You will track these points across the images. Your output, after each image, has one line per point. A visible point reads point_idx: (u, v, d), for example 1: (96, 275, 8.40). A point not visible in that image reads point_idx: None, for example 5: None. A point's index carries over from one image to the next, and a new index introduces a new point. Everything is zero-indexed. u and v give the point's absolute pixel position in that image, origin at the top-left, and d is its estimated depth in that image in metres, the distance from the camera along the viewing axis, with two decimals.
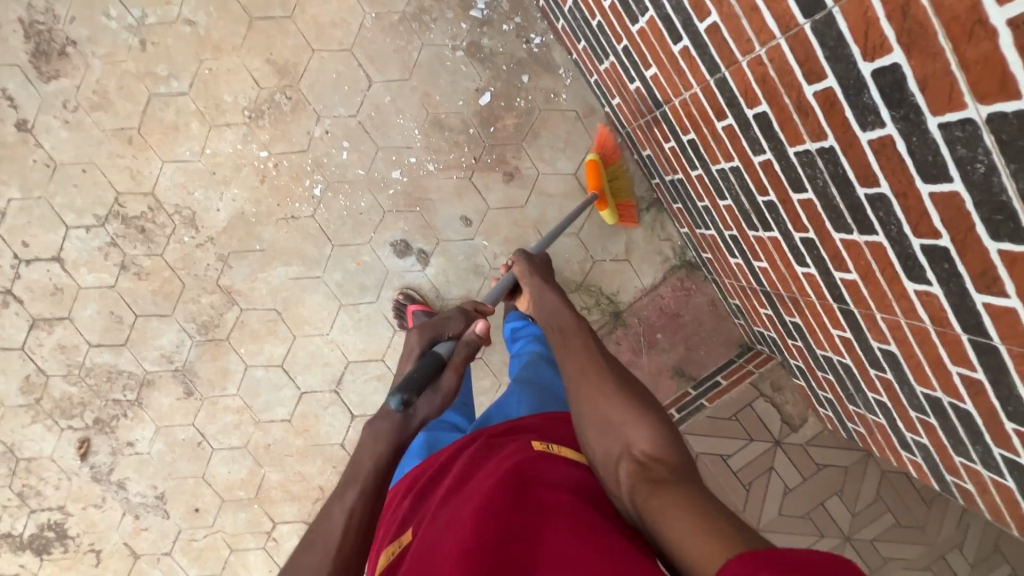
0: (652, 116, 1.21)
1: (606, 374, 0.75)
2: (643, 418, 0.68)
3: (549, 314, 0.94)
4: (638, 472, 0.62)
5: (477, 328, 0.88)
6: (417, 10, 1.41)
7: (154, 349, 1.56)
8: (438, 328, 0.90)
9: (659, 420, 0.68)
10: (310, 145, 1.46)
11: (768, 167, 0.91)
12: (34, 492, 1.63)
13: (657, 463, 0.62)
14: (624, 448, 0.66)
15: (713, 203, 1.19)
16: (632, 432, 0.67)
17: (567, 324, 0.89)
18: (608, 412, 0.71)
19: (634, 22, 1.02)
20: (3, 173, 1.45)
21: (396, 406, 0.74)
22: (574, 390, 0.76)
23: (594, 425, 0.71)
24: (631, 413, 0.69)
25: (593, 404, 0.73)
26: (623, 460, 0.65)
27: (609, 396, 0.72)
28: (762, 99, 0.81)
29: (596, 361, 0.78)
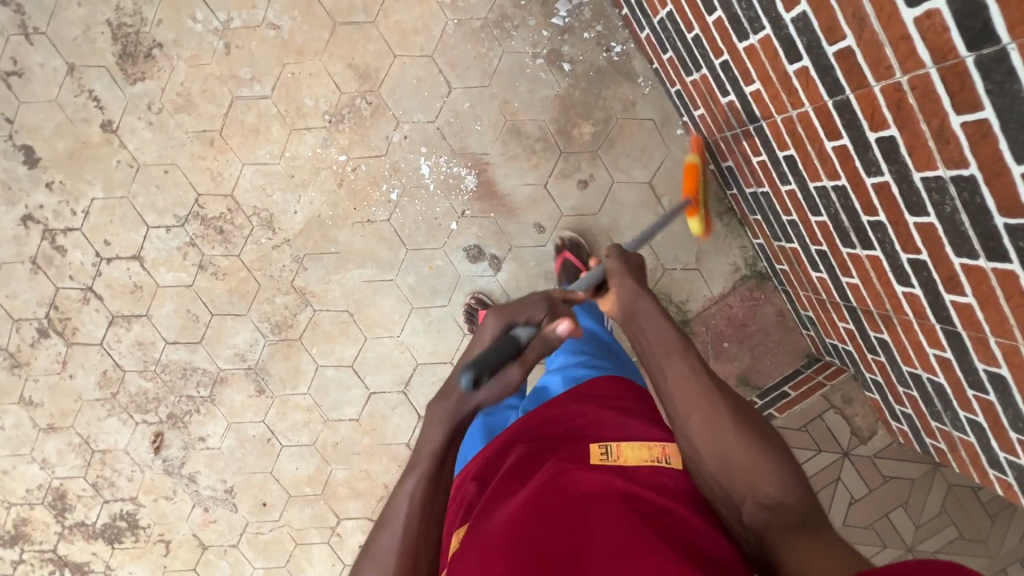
0: (743, 130, 1.21)
1: (721, 403, 0.73)
2: (765, 459, 0.67)
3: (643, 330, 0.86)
4: (764, 519, 0.62)
5: (561, 327, 0.73)
6: (500, 16, 1.42)
7: (227, 348, 1.58)
8: (518, 310, 0.77)
9: (781, 460, 0.68)
10: (388, 150, 1.47)
11: (883, 189, 0.92)
12: (107, 483, 1.67)
13: (782, 505, 0.63)
14: (747, 488, 0.66)
15: (803, 218, 1.20)
16: (746, 457, 0.68)
17: (668, 341, 0.83)
18: (722, 443, 0.70)
19: (743, 38, 1.02)
20: (87, 173, 1.48)
21: (465, 385, 0.71)
22: (687, 425, 0.74)
23: (712, 469, 0.70)
24: (751, 452, 0.68)
25: (710, 442, 0.71)
26: (745, 498, 0.65)
27: (725, 431, 0.71)
28: (893, 123, 0.82)
29: (708, 389, 0.75)
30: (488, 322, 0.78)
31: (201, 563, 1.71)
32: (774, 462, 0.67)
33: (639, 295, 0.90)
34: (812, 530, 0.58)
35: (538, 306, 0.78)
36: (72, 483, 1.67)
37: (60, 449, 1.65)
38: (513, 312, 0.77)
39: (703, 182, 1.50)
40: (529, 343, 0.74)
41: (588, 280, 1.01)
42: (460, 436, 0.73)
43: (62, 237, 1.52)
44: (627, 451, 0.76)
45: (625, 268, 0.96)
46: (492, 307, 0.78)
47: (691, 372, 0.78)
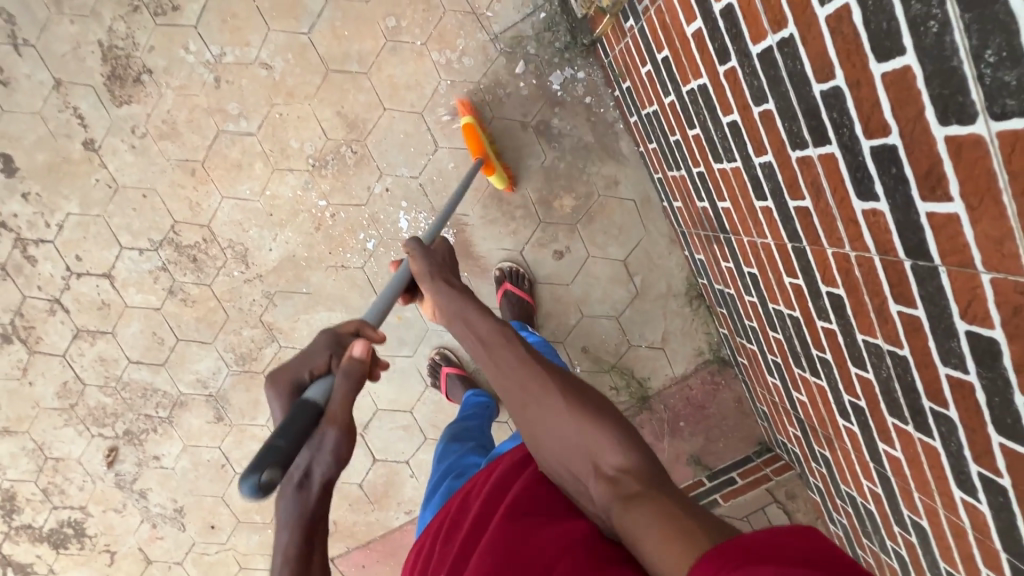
0: (715, 235, 1.23)
1: (545, 379, 0.76)
2: (602, 429, 0.69)
3: (466, 326, 0.88)
4: (610, 493, 0.64)
5: (354, 352, 0.78)
6: (492, 82, 1.42)
7: (190, 373, 1.59)
8: (299, 367, 0.79)
9: (611, 424, 0.70)
10: (369, 201, 1.48)
11: (830, 335, 0.94)
12: (57, 490, 1.68)
13: (626, 475, 0.64)
14: (591, 465, 0.67)
15: (763, 329, 1.22)
16: (582, 434, 0.69)
17: (489, 335, 0.84)
18: (560, 426, 0.71)
19: (717, 160, 1.03)
20: (65, 188, 1.48)
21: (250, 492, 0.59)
22: (529, 420, 0.75)
23: (555, 453, 0.71)
24: (587, 426, 0.70)
25: (550, 432, 0.72)
26: (592, 477, 0.67)
27: (556, 412, 0.72)
28: (841, 286, 0.83)
29: (538, 374, 0.77)
30: (274, 398, 0.77)
31: None
32: (607, 429, 0.69)
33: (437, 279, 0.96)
34: (647, 494, 0.61)
35: (318, 357, 0.80)
36: (22, 487, 1.67)
37: (13, 452, 1.65)
38: (296, 372, 0.78)
39: (677, 266, 1.52)
40: (326, 395, 0.73)
41: (388, 293, 0.96)
42: (315, 519, 0.67)
43: (33, 247, 1.51)
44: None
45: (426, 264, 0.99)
46: (271, 378, 0.79)
47: (505, 346, 0.82)
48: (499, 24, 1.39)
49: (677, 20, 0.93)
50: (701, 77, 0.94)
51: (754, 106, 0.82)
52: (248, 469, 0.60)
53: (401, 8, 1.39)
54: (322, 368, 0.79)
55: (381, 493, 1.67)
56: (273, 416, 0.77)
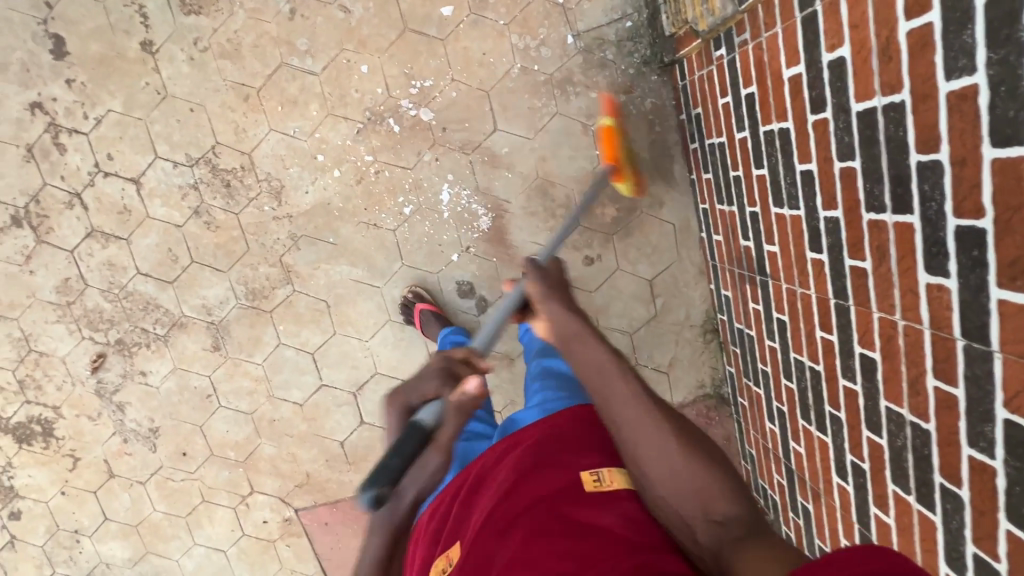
0: (750, 275, 1.25)
1: (664, 419, 0.75)
2: (711, 476, 0.70)
3: (574, 350, 0.86)
4: (716, 537, 0.65)
5: (468, 388, 0.84)
6: (565, 78, 1.42)
7: (197, 297, 1.57)
8: (411, 391, 0.91)
9: (719, 470, 0.70)
10: (416, 166, 1.46)
11: (850, 395, 0.96)
12: (34, 384, 1.64)
13: (729, 519, 0.66)
14: (696, 504, 0.68)
15: (776, 375, 1.25)
16: (691, 476, 0.70)
17: (602, 362, 0.82)
18: (668, 457, 0.72)
19: (778, 204, 1.05)
20: (111, 84, 1.44)
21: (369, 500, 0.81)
22: (631, 441, 0.75)
23: (658, 484, 0.72)
24: (704, 468, 0.70)
25: (660, 464, 0.72)
26: (696, 517, 0.68)
27: (671, 449, 0.72)
28: (878, 350, 0.86)
29: (654, 411, 0.76)
30: (390, 414, 0.93)
31: (103, 488, 1.71)
32: (714, 472, 0.70)
33: (553, 305, 0.92)
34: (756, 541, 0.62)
35: (427, 384, 0.90)
36: None
37: None
38: (409, 396, 0.91)
39: (700, 297, 1.54)
40: (434, 424, 0.85)
41: (505, 310, 1.09)
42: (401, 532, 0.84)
43: (66, 136, 1.47)
44: (618, 477, 0.78)
45: (545, 286, 0.97)
46: (388, 398, 0.94)
47: (618, 376, 0.80)
48: (585, 22, 1.39)
49: (776, 61, 0.93)
50: (785, 121, 0.95)
51: (837, 160, 0.84)
52: (366, 483, 0.82)
53: None
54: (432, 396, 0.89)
55: (360, 455, 1.67)
56: (387, 425, 0.93)
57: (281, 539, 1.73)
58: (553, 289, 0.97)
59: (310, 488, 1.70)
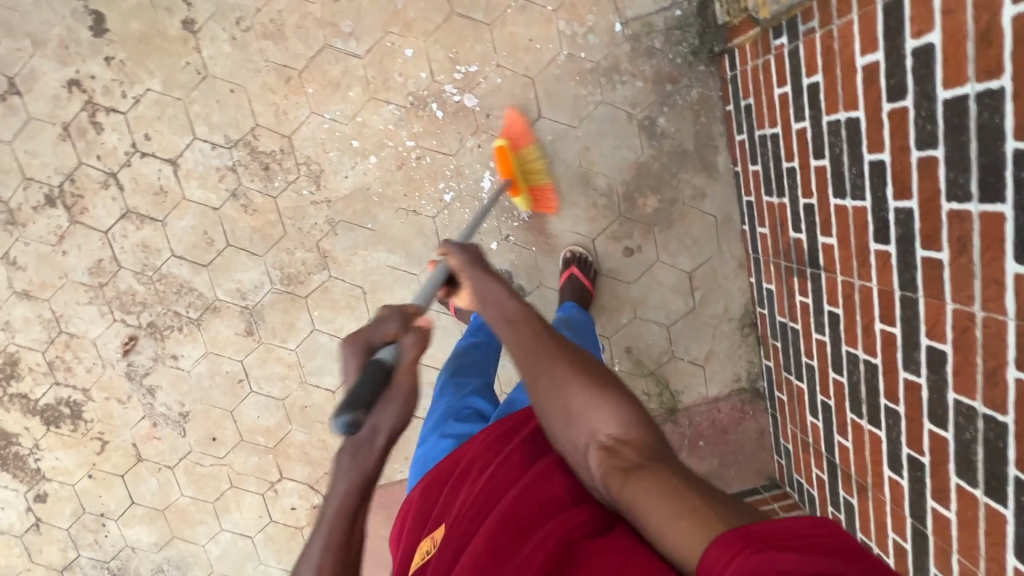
0: (799, 267, 1.24)
1: (546, 346, 0.74)
2: (597, 403, 0.67)
3: (481, 298, 0.84)
4: (607, 471, 0.64)
5: (421, 324, 0.82)
6: (611, 66, 1.40)
7: (231, 281, 1.55)
8: (372, 331, 0.81)
9: (619, 397, 0.68)
10: (458, 152, 1.45)
11: (912, 388, 0.96)
12: (64, 366, 1.62)
13: (625, 445, 0.64)
14: (589, 433, 0.67)
15: (823, 369, 1.24)
16: (582, 408, 0.68)
17: (514, 315, 0.79)
18: (561, 391, 0.70)
19: (839, 195, 1.04)
20: (151, 63, 1.42)
21: (343, 426, 0.70)
22: (523, 379, 0.74)
23: (554, 419, 0.71)
24: (597, 393, 0.68)
25: (552, 398, 0.70)
26: (589, 448, 0.67)
27: (567, 380, 0.70)
28: (949, 342, 0.86)
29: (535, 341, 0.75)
30: (348, 357, 0.81)
31: (131, 472, 1.70)
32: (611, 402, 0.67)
33: (475, 271, 0.89)
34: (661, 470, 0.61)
35: (387, 325, 0.82)
36: (27, 354, 1.61)
37: (27, 318, 1.59)
38: (366, 335, 0.81)
39: (739, 290, 1.53)
40: (395, 360, 0.78)
41: (433, 282, 0.97)
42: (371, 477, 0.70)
43: (103, 114, 1.45)
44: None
45: (461, 257, 0.92)
46: (346, 338, 0.82)
47: (507, 322, 0.79)
48: (633, 10, 1.38)
49: (849, 49, 0.92)
50: (854, 110, 0.94)
51: (914, 150, 0.83)
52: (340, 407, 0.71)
53: None
54: (390, 337, 0.81)
55: None
56: (342, 367, 0.81)
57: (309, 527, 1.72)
58: (473, 264, 0.91)
59: None
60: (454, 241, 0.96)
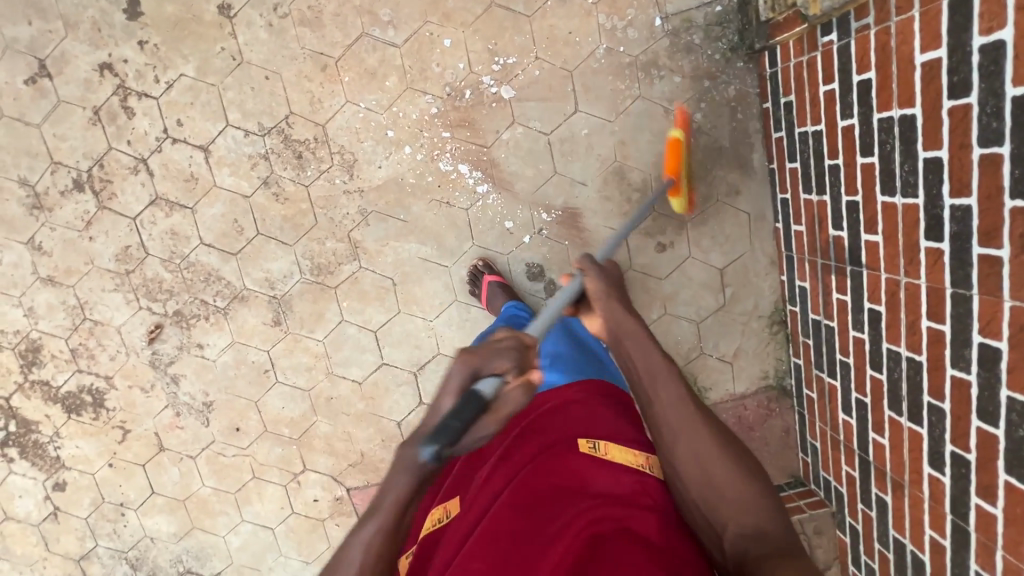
0: (838, 265, 1.24)
1: (702, 420, 0.77)
2: (741, 485, 0.71)
3: (630, 347, 0.87)
4: (743, 547, 0.66)
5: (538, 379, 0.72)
6: (650, 61, 1.40)
7: (261, 270, 1.53)
8: (486, 359, 0.70)
9: (752, 483, 0.71)
10: (493, 144, 1.44)
11: (960, 385, 0.97)
12: (87, 353, 1.60)
13: (760, 531, 0.66)
14: (727, 515, 0.69)
15: (859, 366, 1.24)
16: (734, 483, 0.71)
17: (655, 367, 0.83)
18: (706, 461, 0.73)
19: (887, 192, 1.04)
20: (185, 47, 1.40)
21: (429, 455, 0.66)
22: (671, 438, 0.76)
23: (695, 489, 0.72)
24: (741, 480, 0.71)
25: (695, 466, 0.73)
26: (727, 526, 0.68)
27: (711, 449, 0.74)
28: (1005, 339, 0.86)
29: (696, 414, 0.77)
30: (450, 369, 0.70)
31: (152, 462, 1.69)
32: (751, 487, 0.71)
33: (610, 298, 0.93)
34: (788, 556, 0.62)
35: (502, 359, 0.70)
36: (50, 341, 1.59)
37: (51, 304, 1.57)
38: (479, 360, 0.69)
39: (769, 288, 1.53)
40: (494, 398, 0.68)
41: (562, 298, 0.97)
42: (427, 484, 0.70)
43: (135, 99, 1.43)
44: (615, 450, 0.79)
45: (596, 274, 0.96)
46: (457, 350, 0.70)
47: (670, 380, 0.81)
48: (674, 5, 1.38)
49: (907, 45, 0.92)
50: (910, 107, 0.94)
51: (976, 147, 0.84)
52: (428, 436, 0.66)
53: None
54: (501, 373, 0.69)
55: None
56: (444, 380, 0.69)
57: (331, 519, 1.71)
58: (609, 284, 0.96)
59: (364, 467, 1.68)
60: (593, 259, 0.99)
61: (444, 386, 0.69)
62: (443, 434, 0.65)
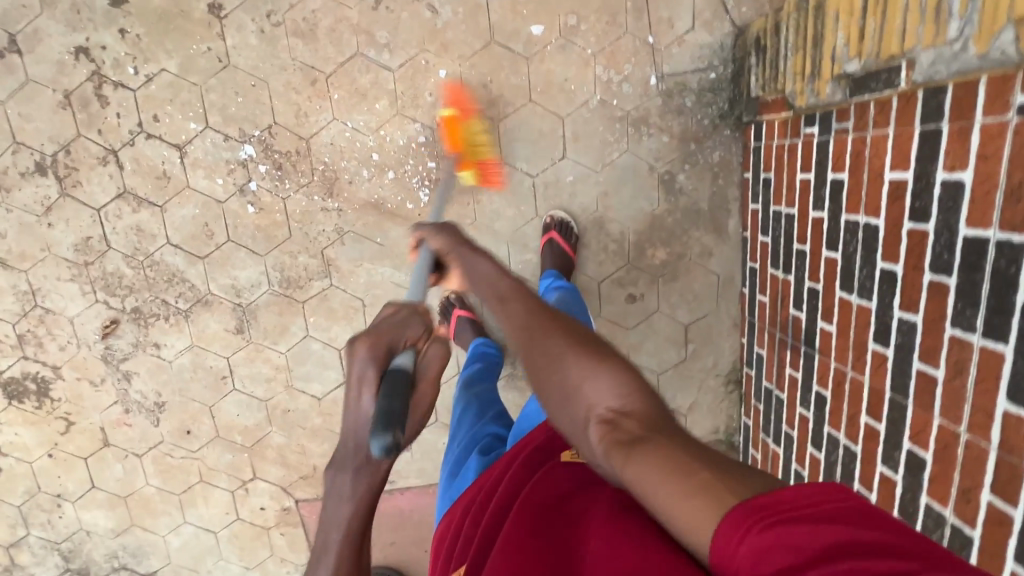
0: (794, 343, 1.30)
1: (542, 312, 0.73)
2: (590, 370, 0.65)
3: (476, 281, 0.82)
4: (612, 438, 0.61)
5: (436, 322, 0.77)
6: (641, 118, 1.41)
7: (228, 277, 1.50)
8: (393, 334, 0.72)
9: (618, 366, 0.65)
10: (478, 180, 1.44)
11: (887, 483, 1.02)
12: (35, 341, 1.54)
13: (627, 418, 0.61)
14: (587, 410, 0.64)
15: (801, 441, 1.30)
16: (582, 374, 0.65)
17: (506, 292, 0.76)
18: (560, 365, 0.66)
19: (846, 289, 1.09)
20: (169, 42, 1.35)
21: (380, 450, 0.62)
22: (520, 347, 0.71)
23: (553, 389, 0.67)
24: (586, 369, 0.65)
25: (541, 364, 0.68)
26: (590, 421, 0.63)
27: (563, 349, 0.67)
28: (931, 452, 0.92)
29: (528, 311, 0.73)
30: (358, 361, 0.69)
31: (95, 456, 1.64)
32: (598, 367, 0.65)
33: (456, 244, 0.89)
34: (666, 440, 0.59)
35: (413, 328, 0.74)
36: None
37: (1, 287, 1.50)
38: (391, 338, 0.71)
39: (729, 348, 1.58)
40: (414, 366, 0.70)
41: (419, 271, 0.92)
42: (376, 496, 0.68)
43: (110, 88, 1.37)
44: None
45: (447, 235, 0.92)
46: (358, 338, 0.70)
47: (514, 294, 0.76)
48: (670, 66, 1.39)
49: (879, 160, 0.96)
50: (875, 217, 0.99)
51: (928, 272, 0.88)
52: (377, 427, 0.63)
53: (586, 10, 1.35)
54: (413, 342, 0.73)
55: None
56: (351, 374, 0.69)
57: (276, 528, 1.71)
58: (456, 238, 0.91)
59: (314, 481, 1.68)
60: (427, 223, 0.95)
61: (353, 390, 0.68)
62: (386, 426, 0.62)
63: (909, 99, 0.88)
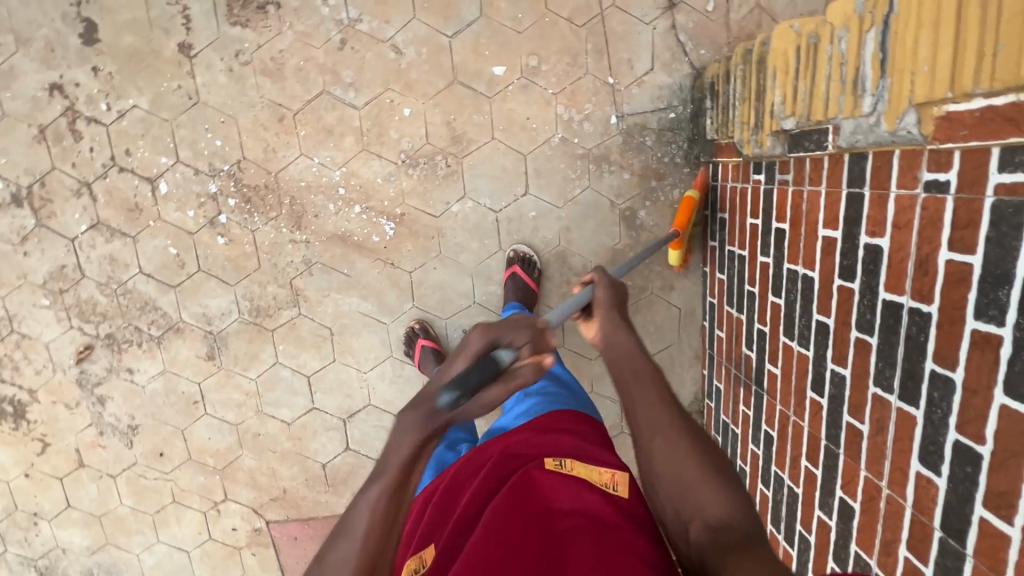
0: (747, 381, 1.32)
1: (662, 392, 0.79)
2: (698, 467, 0.69)
3: (616, 356, 0.87)
4: (706, 540, 0.63)
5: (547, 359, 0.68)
6: (602, 155, 1.44)
7: (198, 305, 1.54)
8: (505, 330, 0.67)
9: (729, 482, 0.68)
10: (442, 215, 1.47)
11: (823, 527, 1.05)
12: (12, 364, 1.58)
13: (728, 529, 0.63)
14: (694, 509, 0.66)
15: (753, 477, 1.32)
16: (691, 468, 0.69)
17: (639, 369, 0.83)
18: (674, 452, 0.71)
19: (788, 335, 1.11)
20: (141, 80, 1.39)
21: (446, 402, 0.64)
22: (644, 433, 0.75)
23: (664, 478, 0.70)
24: (710, 482, 0.68)
25: (666, 456, 0.71)
26: (693, 521, 0.66)
27: (678, 440, 0.72)
28: (859, 502, 0.94)
29: (651, 395, 0.78)
30: (468, 339, 0.66)
31: (70, 476, 1.68)
32: (723, 485, 0.67)
33: (609, 313, 0.94)
34: (750, 547, 0.60)
35: (518, 332, 0.67)
36: None
37: None
38: (499, 325, 0.67)
39: (691, 379, 1.61)
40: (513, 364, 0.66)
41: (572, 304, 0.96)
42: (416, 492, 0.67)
43: (83, 123, 1.41)
44: (580, 468, 0.79)
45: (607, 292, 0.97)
46: (478, 324, 0.67)
47: (650, 381, 0.80)
48: (630, 105, 1.41)
49: (814, 215, 0.99)
50: (811, 270, 1.01)
51: (854, 328, 0.91)
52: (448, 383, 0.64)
53: (547, 51, 1.38)
54: (516, 343, 0.67)
55: (340, 479, 1.68)
56: (459, 345, 0.67)
57: (247, 548, 1.74)
58: (615, 301, 0.97)
59: (284, 503, 1.71)
60: (606, 274, 1.01)
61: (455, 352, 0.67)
62: (459, 385, 0.64)
63: (838, 161, 0.91)
